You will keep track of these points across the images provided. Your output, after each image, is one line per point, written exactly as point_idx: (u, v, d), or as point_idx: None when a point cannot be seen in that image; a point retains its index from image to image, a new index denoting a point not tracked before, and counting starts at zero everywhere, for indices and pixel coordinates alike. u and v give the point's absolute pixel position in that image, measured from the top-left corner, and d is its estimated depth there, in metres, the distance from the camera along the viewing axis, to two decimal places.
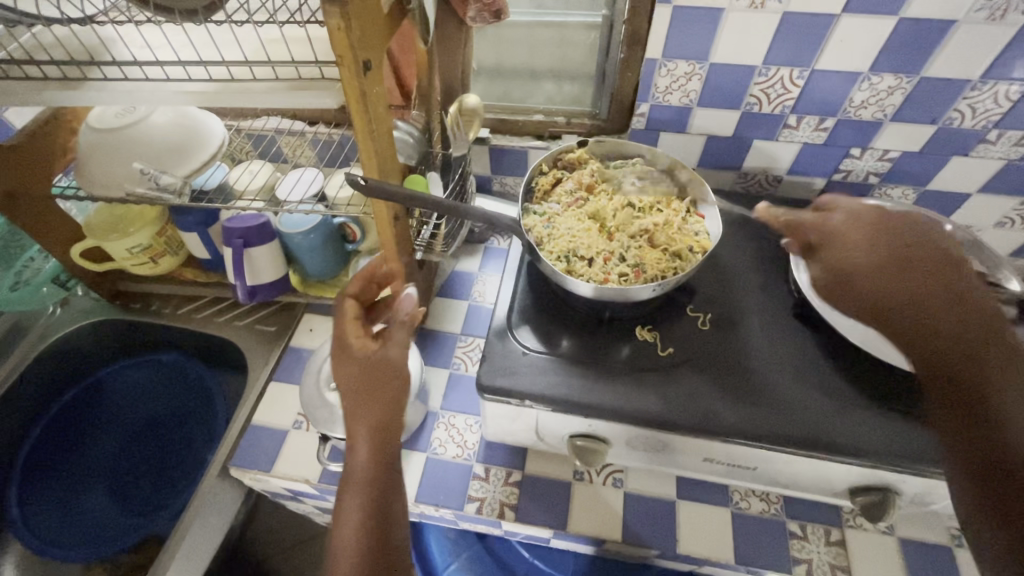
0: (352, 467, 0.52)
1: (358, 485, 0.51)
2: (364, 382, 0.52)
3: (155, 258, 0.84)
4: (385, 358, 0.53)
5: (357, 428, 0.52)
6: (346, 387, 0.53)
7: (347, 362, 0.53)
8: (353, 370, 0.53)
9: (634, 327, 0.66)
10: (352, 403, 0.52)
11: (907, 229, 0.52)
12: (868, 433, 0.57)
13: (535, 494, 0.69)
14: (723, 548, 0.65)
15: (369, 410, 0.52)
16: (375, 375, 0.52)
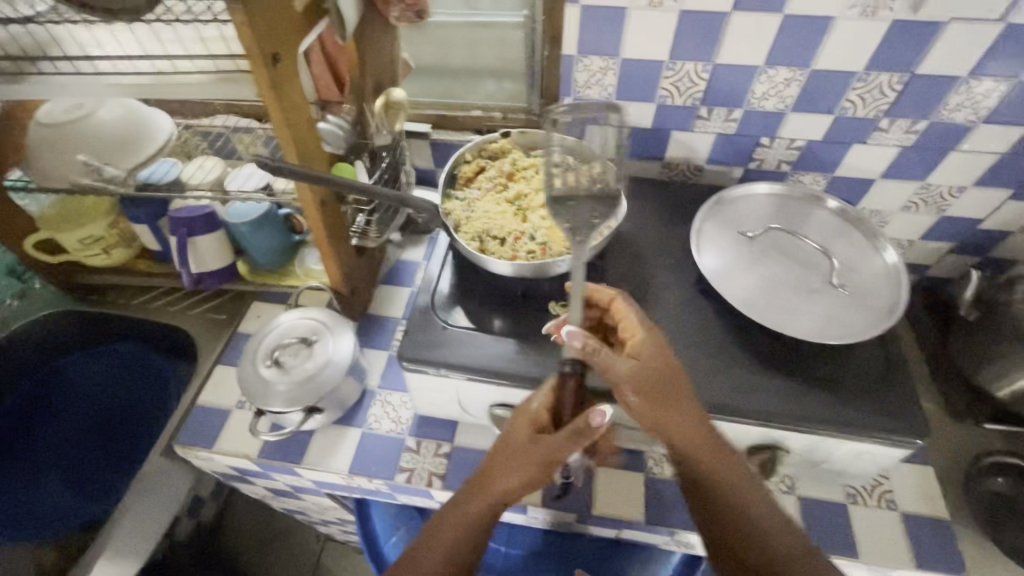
0: (458, 506, 0.55)
1: (456, 529, 0.54)
2: (523, 449, 0.54)
3: (108, 249, 0.87)
4: (549, 446, 0.54)
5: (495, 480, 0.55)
6: (506, 446, 0.55)
7: (519, 425, 0.56)
8: (520, 438, 0.55)
9: (549, 303, 0.71)
10: (509, 457, 0.55)
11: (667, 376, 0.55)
12: (760, 395, 0.62)
13: (463, 464, 0.74)
14: (636, 509, 0.70)
15: (509, 478, 0.54)
16: (536, 452, 0.54)
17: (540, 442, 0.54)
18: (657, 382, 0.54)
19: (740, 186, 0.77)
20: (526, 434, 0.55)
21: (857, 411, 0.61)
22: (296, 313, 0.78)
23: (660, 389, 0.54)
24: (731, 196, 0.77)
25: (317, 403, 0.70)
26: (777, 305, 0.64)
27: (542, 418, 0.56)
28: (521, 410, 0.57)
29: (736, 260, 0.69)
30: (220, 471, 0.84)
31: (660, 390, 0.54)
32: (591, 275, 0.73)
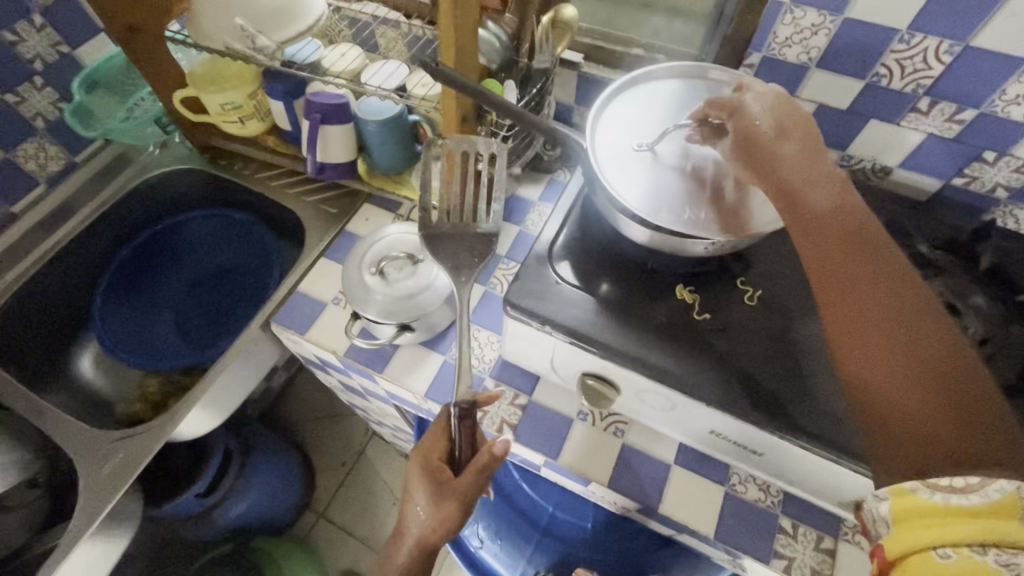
0: (390, 555, 0.58)
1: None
2: (429, 490, 0.56)
3: (244, 119, 0.89)
4: (457, 493, 0.55)
5: (409, 528, 0.56)
6: (412, 499, 0.57)
7: (419, 479, 0.57)
8: (422, 493, 0.56)
9: (676, 285, 0.63)
10: (413, 501, 0.57)
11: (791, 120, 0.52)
12: None
13: (536, 421, 0.71)
14: (707, 522, 0.65)
15: (421, 525, 0.55)
16: (440, 496, 0.55)
17: (442, 492, 0.55)
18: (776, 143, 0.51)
19: (632, 74, 0.65)
20: (424, 484, 0.56)
21: None
22: (405, 227, 0.76)
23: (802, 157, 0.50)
24: (628, 86, 0.65)
25: (411, 322, 0.69)
26: (692, 206, 0.57)
27: (439, 463, 0.58)
28: (416, 461, 0.59)
29: (637, 145, 0.61)
30: (304, 356, 0.87)
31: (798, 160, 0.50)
32: (730, 266, 0.64)
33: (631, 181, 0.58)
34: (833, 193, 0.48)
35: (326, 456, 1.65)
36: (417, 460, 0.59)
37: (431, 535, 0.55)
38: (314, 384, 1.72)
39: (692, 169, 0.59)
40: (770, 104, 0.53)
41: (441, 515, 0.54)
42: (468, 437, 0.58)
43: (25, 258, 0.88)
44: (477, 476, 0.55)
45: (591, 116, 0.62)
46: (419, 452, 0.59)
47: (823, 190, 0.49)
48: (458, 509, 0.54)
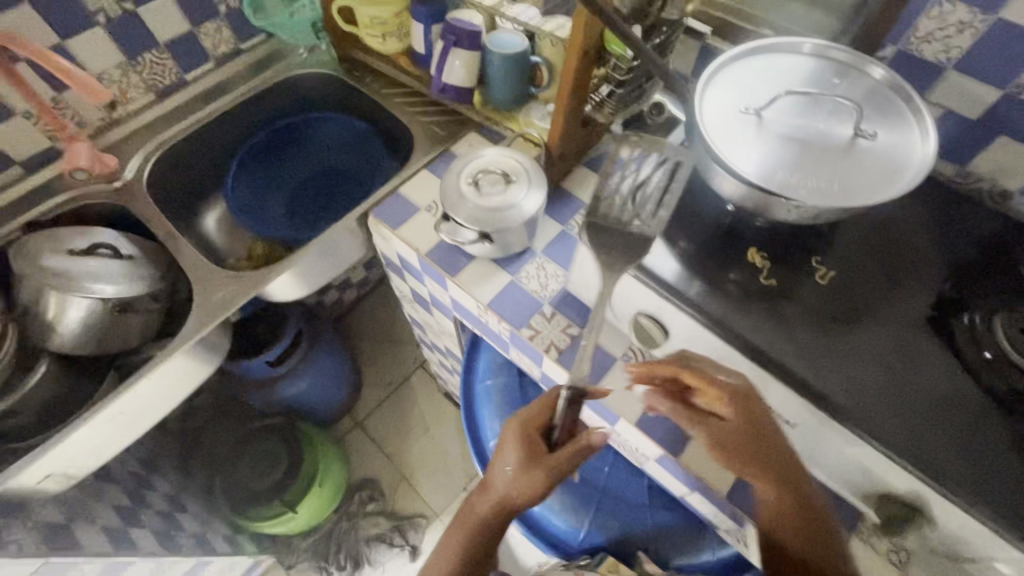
0: (472, 505, 0.66)
1: (467, 523, 0.66)
2: (521, 462, 0.60)
3: (386, 35, 0.98)
4: (549, 468, 0.59)
5: (493, 488, 0.63)
6: (503, 460, 0.61)
7: (512, 444, 0.61)
8: (514, 458, 0.60)
9: (750, 247, 0.64)
10: (501, 462, 0.62)
11: (755, 416, 0.59)
12: (934, 452, 0.53)
13: (583, 351, 0.76)
14: (723, 481, 0.67)
15: (507, 492, 0.61)
16: (531, 470, 0.59)
17: (536, 464, 0.60)
18: (740, 437, 0.60)
19: (754, 45, 0.67)
20: (519, 451, 0.60)
21: None
22: (502, 150, 0.82)
23: (761, 464, 0.60)
24: (746, 56, 0.67)
25: (491, 236, 0.76)
26: (787, 170, 0.58)
27: (534, 436, 0.62)
28: (512, 429, 0.62)
29: (744, 108, 0.62)
30: (387, 255, 0.97)
31: (757, 464, 0.60)
32: (807, 244, 0.65)
33: (730, 137, 0.60)
34: (783, 478, 0.60)
35: (374, 372, 1.78)
36: (514, 426, 0.62)
37: (516, 500, 0.62)
38: (380, 307, 1.86)
39: (799, 137, 0.60)
40: (740, 407, 0.59)
41: (530, 483, 0.59)
42: (571, 420, 0.61)
43: (184, 119, 1.03)
44: (572, 457, 0.60)
45: (704, 73, 0.64)
46: (517, 419, 0.63)
47: (781, 478, 0.60)
48: (547, 482, 0.59)
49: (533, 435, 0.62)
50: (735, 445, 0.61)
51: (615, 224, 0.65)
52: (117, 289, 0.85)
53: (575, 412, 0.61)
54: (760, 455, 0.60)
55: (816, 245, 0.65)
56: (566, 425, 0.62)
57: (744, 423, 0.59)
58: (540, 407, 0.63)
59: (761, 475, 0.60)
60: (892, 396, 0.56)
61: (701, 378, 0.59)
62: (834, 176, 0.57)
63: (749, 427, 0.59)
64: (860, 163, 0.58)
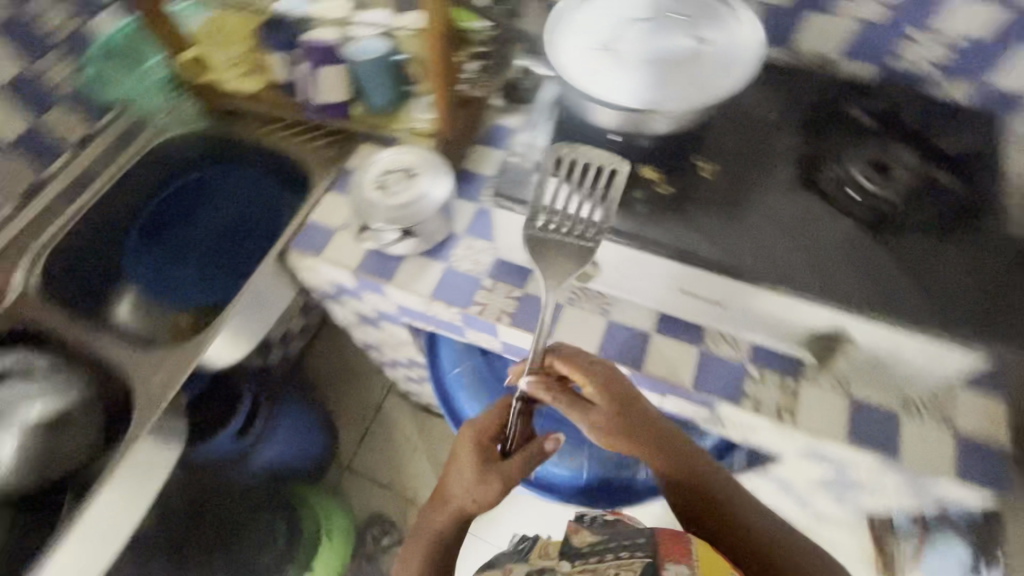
0: (430, 518, 0.69)
1: (425, 538, 0.69)
2: (477, 467, 0.66)
3: (248, 74, 0.99)
4: (503, 475, 0.66)
5: (450, 501, 0.67)
6: (459, 467, 0.67)
7: (467, 453, 0.68)
8: (471, 464, 0.67)
9: (639, 165, 0.70)
10: (456, 470, 0.68)
11: (625, 389, 0.68)
12: (836, 281, 0.63)
13: (531, 308, 0.80)
14: (685, 375, 0.74)
15: (463, 501, 0.66)
16: (487, 476, 0.66)
17: (490, 471, 0.66)
18: (626, 412, 0.68)
19: None
20: (474, 457, 0.67)
21: (941, 307, 0.61)
22: (398, 149, 0.84)
23: (644, 430, 0.68)
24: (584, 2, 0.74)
25: (412, 229, 0.79)
26: (650, 87, 0.66)
27: (488, 444, 0.69)
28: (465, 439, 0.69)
29: (597, 47, 0.69)
30: (319, 286, 0.97)
31: (642, 432, 0.68)
32: (687, 146, 0.72)
33: (596, 75, 0.67)
34: (668, 433, 0.70)
35: (346, 412, 1.75)
36: (467, 435, 0.69)
37: (471, 509, 0.67)
38: (330, 349, 1.83)
39: (650, 58, 0.68)
40: (614, 382, 0.68)
41: (485, 488, 0.66)
42: (522, 429, 0.71)
43: (60, 216, 0.97)
44: (525, 462, 0.67)
45: (551, 26, 0.71)
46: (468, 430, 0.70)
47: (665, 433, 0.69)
48: (502, 486, 0.66)
49: (486, 443, 0.68)
50: (621, 425, 0.67)
51: (570, 236, 0.67)
52: (49, 406, 0.84)
53: (523, 422, 0.70)
54: (641, 424, 0.68)
55: (694, 144, 0.72)
56: (517, 434, 0.70)
57: (623, 399, 0.68)
58: (493, 416, 0.70)
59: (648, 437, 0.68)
60: (794, 259, 0.64)
61: (575, 362, 0.68)
62: (689, 84, 0.66)
63: (628, 399, 0.68)
64: (704, 65, 0.68)
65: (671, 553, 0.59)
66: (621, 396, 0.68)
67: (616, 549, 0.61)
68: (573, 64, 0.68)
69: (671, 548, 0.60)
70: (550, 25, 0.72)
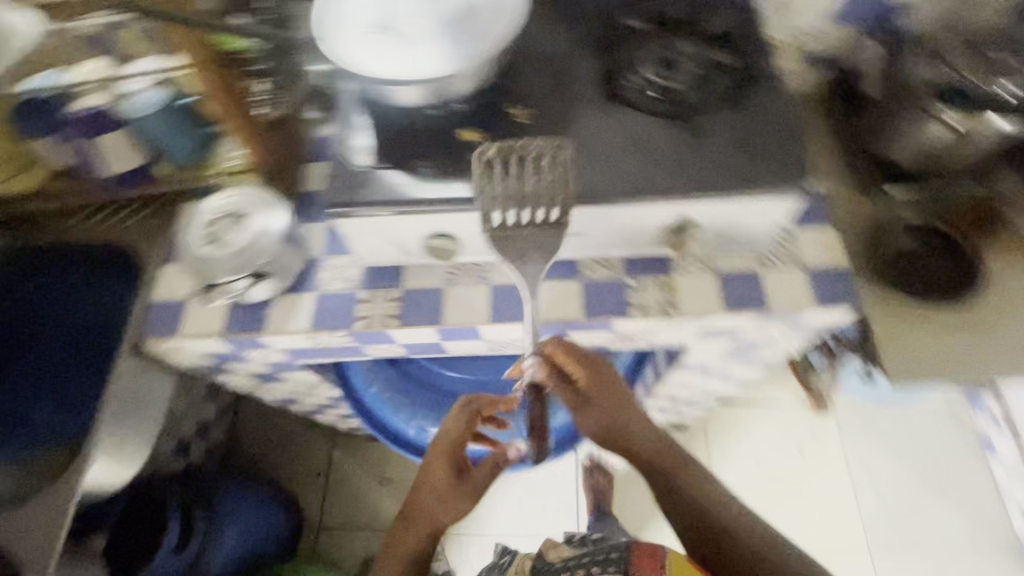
0: (403, 535, 0.73)
1: (397, 555, 0.72)
2: (452, 479, 0.73)
3: (18, 172, 0.87)
4: (473, 484, 0.75)
5: (425, 515, 0.73)
6: (433, 478, 0.73)
7: (443, 467, 0.74)
8: (447, 477, 0.73)
9: (456, 130, 0.70)
10: (432, 483, 0.73)
11: (610, 383, 0.73)
12: (661, 176, 0.68)
13: (414, 303, 0.79)
14: (574, 308, 0.77)
15: (437, 511, 0.73)
16: (460, 489, 0.74)
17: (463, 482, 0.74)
18: (609, 404, 0.73)
19: None
20: (450, 473, 0.74)
21: (749, 169, 0.68)
22: (221, 193, 0.78)
23: (626, 415, 0.74)
24: None
25: (261, 270, 0.75)
26: (437, 55, 0.67)
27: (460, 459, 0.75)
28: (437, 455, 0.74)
29: (372, 32, 0.69)
30: (197, 363, 0.89)
31: (624, 418, 0.74)
32: (495, 97, 0.72)
33: (381, 60, 0.67)
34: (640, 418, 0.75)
35: (299, 474, 1.69)
36: (441, 449, 0.75)
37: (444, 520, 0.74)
38: (260, 420, 1.75)
39: (427, 26, 0.69)
40: (603, 375, 0.72)
41: (458, 498, 0.74)
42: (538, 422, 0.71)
43: None
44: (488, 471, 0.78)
45: (319, 25, 0.70)
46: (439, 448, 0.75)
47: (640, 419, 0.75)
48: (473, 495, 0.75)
49: (460, 458, 0.75)
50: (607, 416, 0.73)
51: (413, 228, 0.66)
52: None
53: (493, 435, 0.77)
54: (622, 411, 0.74)
55: (502, 94, 0.73)
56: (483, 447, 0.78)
57: (608, 392, 0.73)
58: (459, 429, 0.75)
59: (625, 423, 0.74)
60: (623, 170, 0.69)
61: (575, 356, 0.70)
62: (470, 39, 0.67)
63: (611, 392, 0.73)
64: (479, 19, 0.70)
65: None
66: (605, 391, 0.73)
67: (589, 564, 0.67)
68: (355, 56, 0.67)
69: (643, 563, 0.65)
70: (319, 24, 0.70)
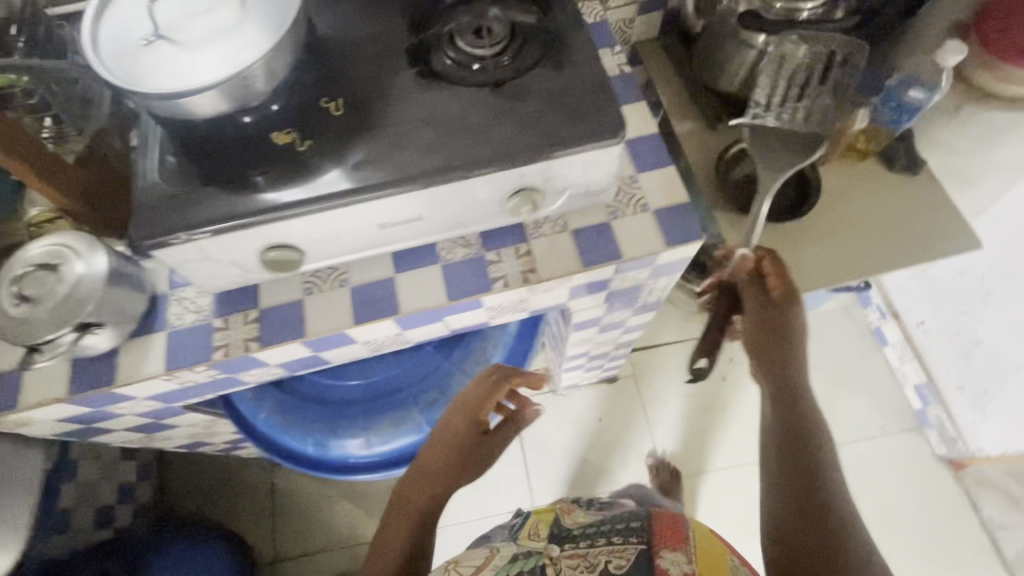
0: (411, 488, 0.76)
1: (410, 510, 0.74)
2: (467, 436, 0.80)
3: None
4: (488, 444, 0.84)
5: (439, 469, 0.77)
6: (451, 431, 0.79)
7: (461, 422, 0.80)
8: (465, 432, 0.80)
9: (269, 134, 0.66)
10: (443, 437, 0.79)
11: (774, 316, 0.83)
12: (490, 148, 0.66)
13: (273, 322, 0.75)
14: (438, 293, 0.75)
15: (445, 467, 0.78)
16: (471, 452, 0.81)
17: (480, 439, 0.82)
18: (768, 336, 0.82)
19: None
20: (471, 429, 0.80)
21: (567, 128, 0.66)
22: (31, 243, 0.70)
23: (774, 350, 0.81)
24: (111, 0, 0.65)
25: (86, 320, 0.68)
26: (221, 54, 0.61)
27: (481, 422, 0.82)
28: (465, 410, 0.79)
29: (145, 40, 0.62)
30: (60, 429, 0.83)
31: (772, 352, 0.81)
32: (307, 92, 0.69)
33: (162, 71, 0.61)
34: (770, 353, 0.81)
35: (241, 514, 1.63)
36: (460, 407, 0.81)
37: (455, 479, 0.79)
38: (191, 471, 1.66)
39: (208, 26, 0.63)
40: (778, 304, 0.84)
41: (468, 455, 0.80)
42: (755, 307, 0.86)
43: None
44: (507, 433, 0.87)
45: (84, 40, 0.62)
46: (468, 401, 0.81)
47: (784, 372, 0.79)
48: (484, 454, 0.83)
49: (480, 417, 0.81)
50: (760, 335, 0.83)
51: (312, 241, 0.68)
52: None
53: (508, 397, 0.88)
54: (781, 344, 0.81)
55: (313, 88, 0.70)
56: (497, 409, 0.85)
57: (762, 323, 0.83)
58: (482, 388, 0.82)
59: (769, 354, 0.81)
60: (451, 149, 0.67)
61: (779, 271, 0.86)
62: (255, 35, 0.62)
63: (782, 323, 0.82)
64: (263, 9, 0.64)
65: (664, 538, 0.69)
66: (772, 318, 0.83)
67: (610, 533, 0.72)
68: (130, 71, 0.61)
69: (666, 533, 0.70)
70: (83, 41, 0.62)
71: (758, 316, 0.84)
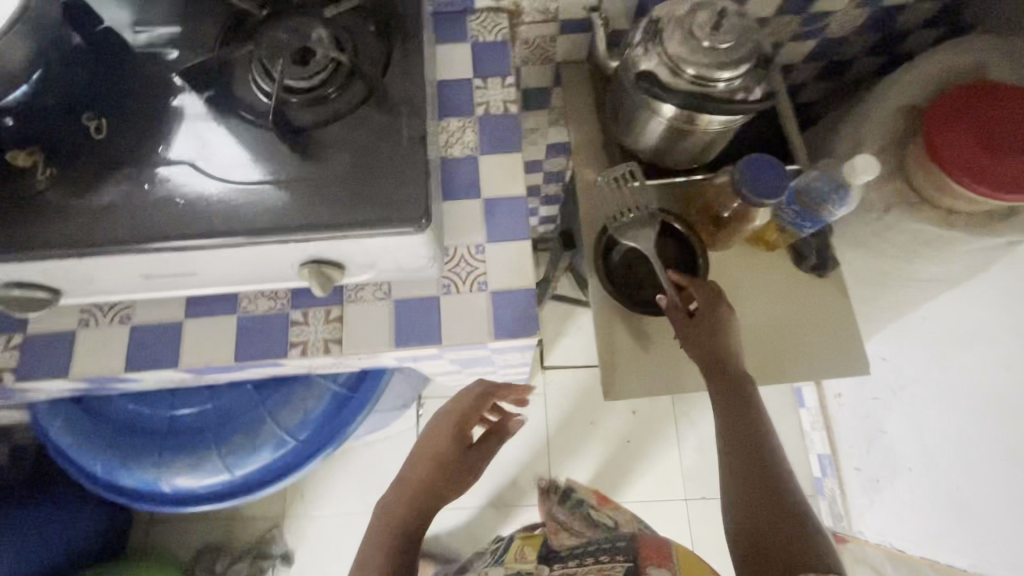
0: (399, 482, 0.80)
1: (400, 515, 0.77)
2: (452, 450, 0.80)
3: None
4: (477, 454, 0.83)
5: (422, 473, 0.79)
6: (436, 441, 0.80)
7: (446, 435, 0.80)
8: (449, 444, 0.80)
9: (6, 153, 0.55)
10: (426, 443, 0.82)
11: (704, 321, 0.73)
12: (264, 210, 0.55)
13: (35, 354, 0.66)
14: (225, 351, 0.67)
15: (423, 473, 0.79)
16: (455, 465, 0.80)
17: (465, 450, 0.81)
18: (705, 345, 0.73)
19: None
20: (452, 443, 0.80)
21: (360, 203, 0.55)
22: None
23: (722, 365, 0.72)
24: None
25: None
26: None
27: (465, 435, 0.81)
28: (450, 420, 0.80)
29: None
30: None
31: (721, 368, 0.72)
32: (69, 104, 0.58)
33: None
34: (719, 367, 0.72)
35: None
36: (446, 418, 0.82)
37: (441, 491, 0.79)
38: None
39: None
40: (707, 305, 0.74)
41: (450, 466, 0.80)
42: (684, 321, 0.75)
43: None
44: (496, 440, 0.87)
45: None
46: (453, 415, 0.81)
47: (727, 374, 0.72)
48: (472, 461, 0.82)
49: (467, 425, 0.81)
50: (703, 347, 0.73)
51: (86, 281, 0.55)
52: None
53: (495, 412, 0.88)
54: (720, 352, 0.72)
55: (78, 98, 0.58)
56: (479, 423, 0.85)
57: (696, 337, 0.74)
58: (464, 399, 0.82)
59: (717, 368, 0.72)
60: (220, 202, 0.55)
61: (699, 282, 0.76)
62: None
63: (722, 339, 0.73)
64: None
65: (648, 557, 0.69)
66: (706, 327, 0.73)
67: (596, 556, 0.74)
68: None
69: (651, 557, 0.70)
70: None
71: (689, 337, 0.74)
